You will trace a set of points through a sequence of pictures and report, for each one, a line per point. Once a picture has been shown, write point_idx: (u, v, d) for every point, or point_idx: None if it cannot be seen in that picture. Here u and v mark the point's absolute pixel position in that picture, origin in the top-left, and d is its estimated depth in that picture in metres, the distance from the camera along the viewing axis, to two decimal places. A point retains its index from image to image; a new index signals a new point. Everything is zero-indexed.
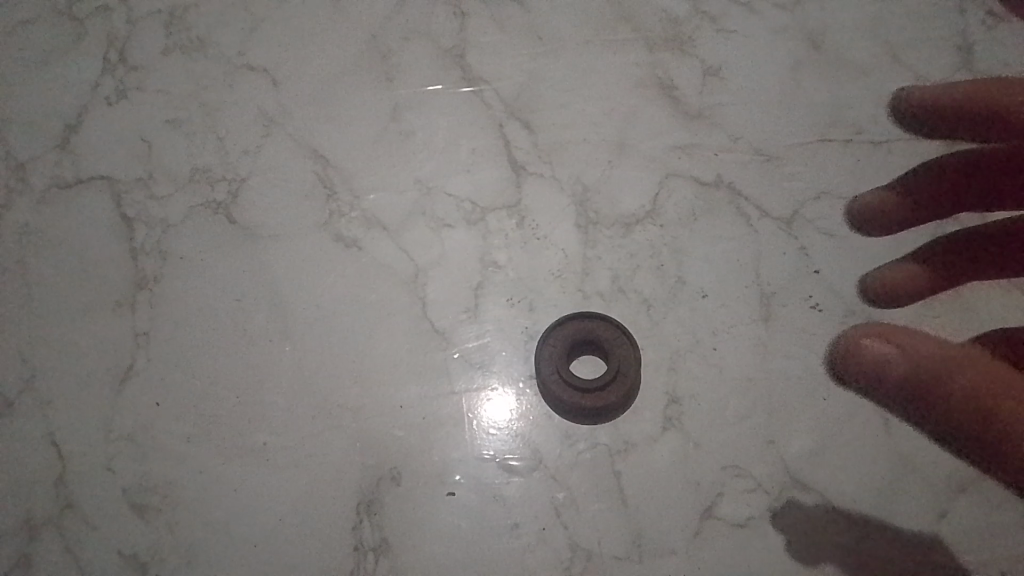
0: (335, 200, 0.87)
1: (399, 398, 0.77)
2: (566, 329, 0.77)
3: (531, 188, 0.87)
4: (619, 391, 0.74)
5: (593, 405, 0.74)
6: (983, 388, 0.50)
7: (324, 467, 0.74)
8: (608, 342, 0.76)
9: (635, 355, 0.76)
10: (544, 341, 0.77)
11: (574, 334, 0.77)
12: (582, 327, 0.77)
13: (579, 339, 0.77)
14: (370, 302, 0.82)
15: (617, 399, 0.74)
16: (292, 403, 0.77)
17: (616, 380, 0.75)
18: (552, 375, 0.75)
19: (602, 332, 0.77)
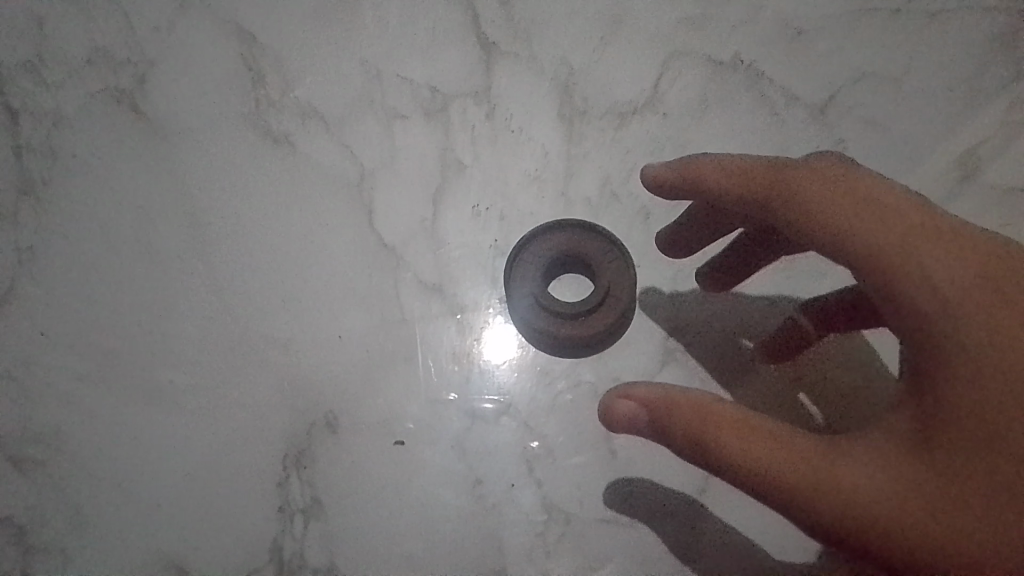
0: (264, 87, 0.71)
1: (338, 328, 0.63)
2: (545, 242, 0.63)
3: (506, 71, 0.70)
4: (605, 319, 0.60)
5: (572, 336, 0.60)
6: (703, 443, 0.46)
7: (245, 411, 0.61)
8: (597, 259, 0.62)
9: (628, 276, 0.61)
10: (517, 257, 0.62)
11: (555, 248, 0.62)
12: (566, 239, 0.62)
13: (561, 255, 0.62)
14: (305, 212, 0.67)
15: (604, 329, 0.60)
16: (208, 334, 0.63)
17: (603, 306, 0.60)
18: (525, 299, 0.61)
19: (589, 246, 0.62)
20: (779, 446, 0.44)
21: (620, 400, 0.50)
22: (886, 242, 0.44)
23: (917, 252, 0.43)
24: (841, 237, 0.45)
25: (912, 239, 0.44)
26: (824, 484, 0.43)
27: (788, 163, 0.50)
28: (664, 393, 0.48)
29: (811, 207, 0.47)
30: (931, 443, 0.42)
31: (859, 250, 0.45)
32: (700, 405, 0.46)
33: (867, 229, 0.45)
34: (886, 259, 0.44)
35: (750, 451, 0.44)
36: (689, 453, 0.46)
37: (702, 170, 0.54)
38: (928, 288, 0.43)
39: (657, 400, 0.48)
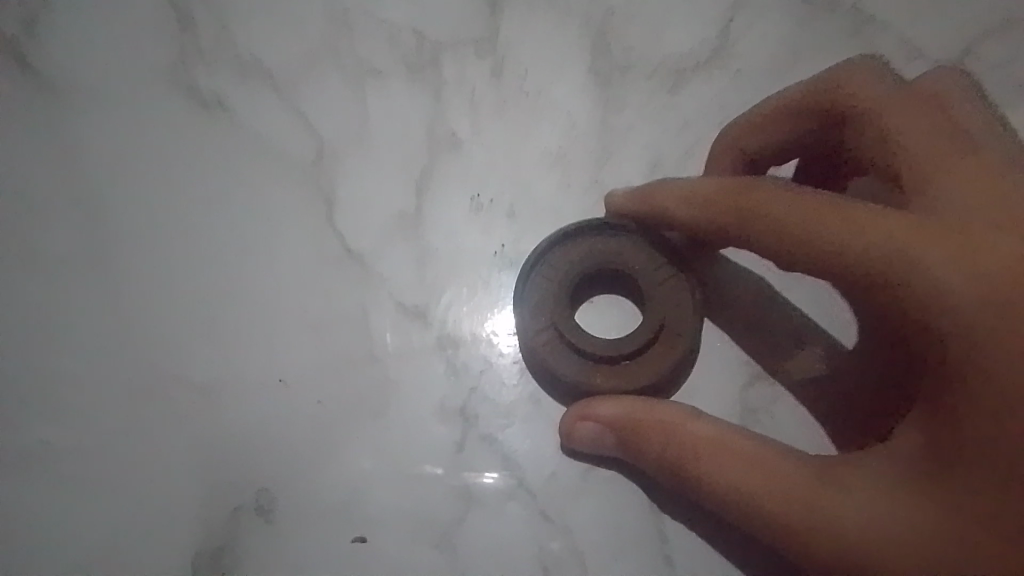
0: (189, 27, 0.52)
1: (281, 368, 0.45)
2: (574, 249, 0.45)
3: (520, 12, 0.51)
4: (658, 364, 0.43)
5: (609, 386, 0.42)
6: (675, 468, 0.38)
7: (148, 488, 0.43)
8: (648, 274, 0.44)
9: (691, 303, 0.43)
10: (533, 268, 0.45)
11: (589, 257, 0.45)
12: (604, 245, 0.45)
13: (596, 267, 0.45)
14: (240, 204, 0.49)
15: (654, 381, 0.42)
16: (98, 375, 0.45)
17: (654, 344, 0.43)
18: (544, 329, 0.43)
19: (637, 257, 0.44)
20: (768, 480, 0.36)
21: (576, 423, 0.41)
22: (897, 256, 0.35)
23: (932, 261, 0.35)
24: (848, 259, 0.36)
25: (928, 246, 0.35)
26: (825, 527, 0.35)
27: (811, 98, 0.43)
28: (625, 411, 0.40)
29: (802, 226, 0.37)
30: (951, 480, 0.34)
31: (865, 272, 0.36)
32: (673, 425, 0.38)
33: (872, 245, 0.36)
34: (895, 278, 0.35)
35: (729, 485, 0.37)
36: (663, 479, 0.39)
37: (660, 195, 0.42)
38: (946, 310, 0.34)
39: (623, 421, 0.40)
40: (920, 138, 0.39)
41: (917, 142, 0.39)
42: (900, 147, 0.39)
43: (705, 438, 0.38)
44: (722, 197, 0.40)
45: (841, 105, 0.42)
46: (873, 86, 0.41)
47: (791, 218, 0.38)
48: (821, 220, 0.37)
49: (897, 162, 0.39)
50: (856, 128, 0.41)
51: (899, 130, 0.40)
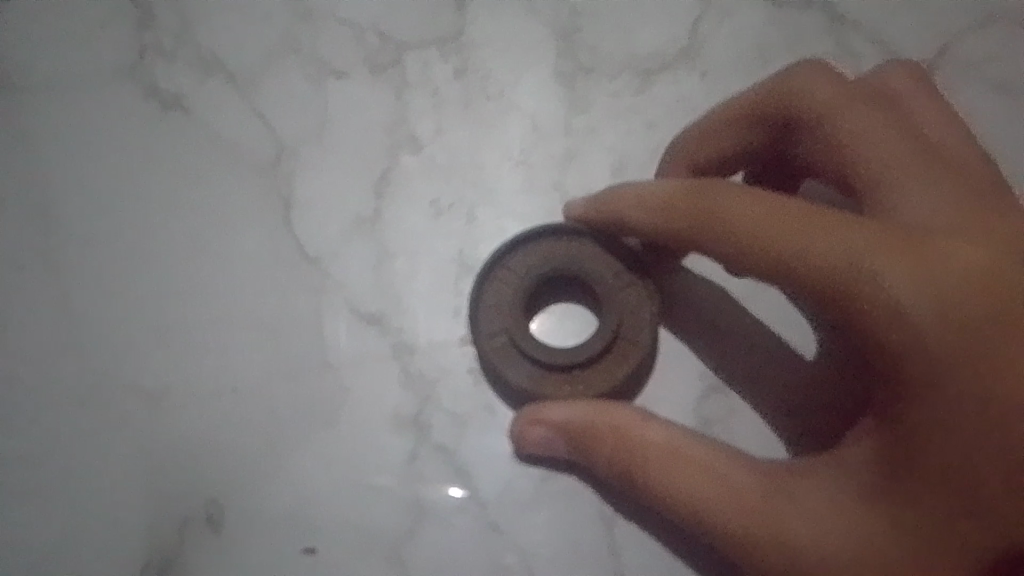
0: (147, 23, 0.51)
1: (234, 374, 0.44)
2: (535, 251, 0.43)
3: (485, 8, 0.50)
4: (616, 374, 0.42)
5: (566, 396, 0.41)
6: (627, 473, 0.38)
7: (99, 493, 0.43)
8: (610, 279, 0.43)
9: (651, 310, 0.42)
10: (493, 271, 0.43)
11: (550, 261, 0.43)
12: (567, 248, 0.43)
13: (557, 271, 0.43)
14: (196, 205, 0.48)
15: (607, 390, 0.42)
16: (48, 380, 0.44)
17: (612, 353, 0.42)
18: (501, 335, 0.42)
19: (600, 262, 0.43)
20: (721, 487, 0.36)
21: (529, 427, 0.40)
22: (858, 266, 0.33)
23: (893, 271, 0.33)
24: (806, 270, 0.34)
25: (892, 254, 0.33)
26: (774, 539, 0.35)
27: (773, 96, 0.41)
28: (577, 413, 0.39)
29: (758, 232, 0.36)
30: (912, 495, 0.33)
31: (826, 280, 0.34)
32: (625, 429, 0.38)
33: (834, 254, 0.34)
34: (853, 288, 0.33)
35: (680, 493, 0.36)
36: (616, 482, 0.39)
37: (617, 199, 0.41)
38: (906, 328, 0.33)
39: (575, 425, 0.39)
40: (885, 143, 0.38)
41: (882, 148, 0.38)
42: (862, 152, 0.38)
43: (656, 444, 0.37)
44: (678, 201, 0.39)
45: (798, 106, 0.40)
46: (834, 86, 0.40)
47: (747, 223, 0.36)
48: (778, 225, 0.35)
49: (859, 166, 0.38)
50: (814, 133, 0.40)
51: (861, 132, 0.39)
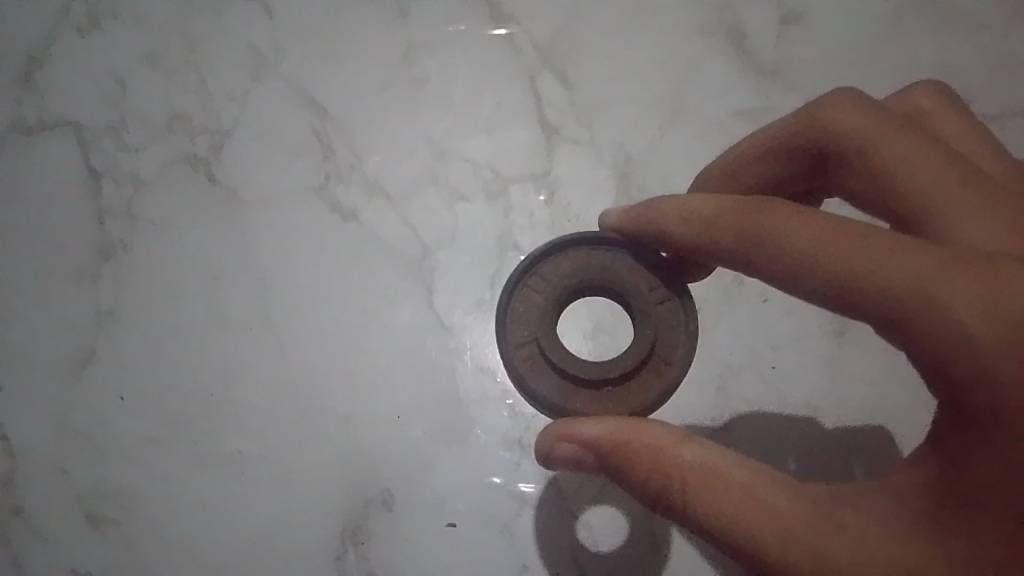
0: (332, 158, 0.74)
1: (395, 406, 0.66)
2: (575, 259, 0.60)
3: (565, 156, 0.73)
4: (647, 389, 0.56)
5: (584, 397, 0.56)
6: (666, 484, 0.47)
7: (307, 482, 0.64)
8: (621, 284, 0.58)
9: (676, 329, 0.58)
10: (516, 283, 0.59)
11: (588, 269, 0.59)
12: (581, 259, 0.60)
13: (575, 278, 0.59)
14: (366, 288, 0.70)
15: (641, 401, 0.56)
16: (270, 405, 0.66)
17: (646, 370, 0.57)
18: (527, 344, 0.58)
19: (615, 268, 0.59)
20: (752, 509, 0.45)
21: (560, 442, 0.51)
22: (917, 274, 0.41)
23: (949, 276, 0.40)
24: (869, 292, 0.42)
25: (944, 262, 0.41)
26: (806, 554, 0.43)
27: (833, 120, 0.51)
28: (606, 431, 0.49)
29: (813, 253, 0.44)
30: (949, 523, 0.41)
31: (880, 287, 0.42)
32: (656, 448, 0.47)
33: (885, 267, 0.42)
34: (922, 300, 0.40)
35: (714, 506, 0.45)
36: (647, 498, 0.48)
37: (665, 216, 0.53)
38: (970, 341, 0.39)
39: (605, 443, 0.49)
40: (915, 155, 0.47)
41: (912, 160, 0.47)
42: (898, 166, 0.48)
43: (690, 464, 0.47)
44: (724, 218, 0.49)
45: (842, 129, 0.51)
46: (866, 113, 0.50)
47: (801, 246, 0.45)
48: (836, 246, 0.44)
49: (906, 181, 0.47)
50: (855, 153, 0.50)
51: (897, 148, 0.48)
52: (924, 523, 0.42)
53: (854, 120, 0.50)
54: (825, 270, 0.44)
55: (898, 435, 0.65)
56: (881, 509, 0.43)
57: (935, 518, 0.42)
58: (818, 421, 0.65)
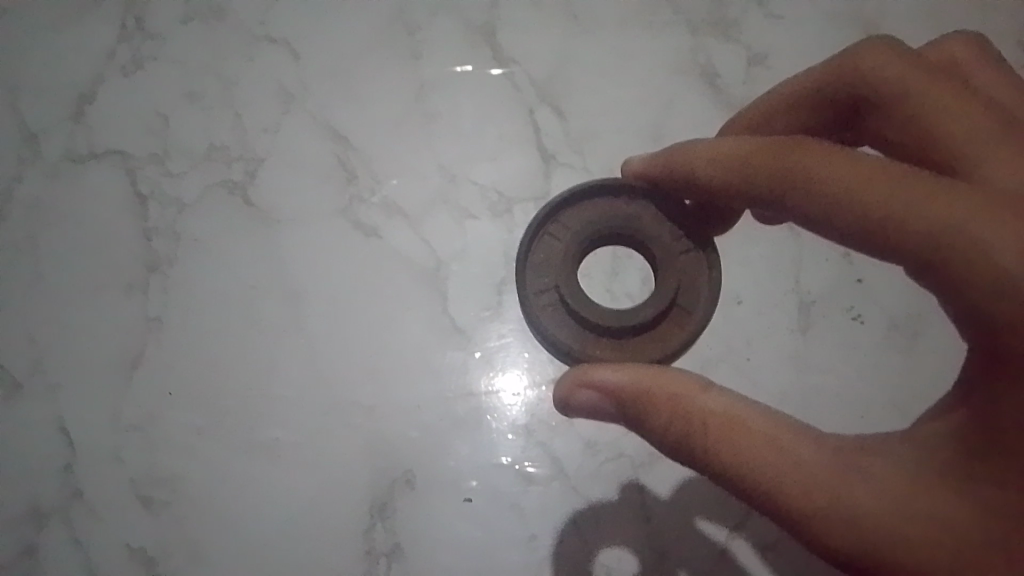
0: (355, 182, 0.84)
1: (416, 397, 0.75)
2: (598, 208, 0.69)
3: (562, 179, 0.83)
4: (669, 339, 0.66)
5: (604, 344, 0.66)
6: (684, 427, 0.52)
7: (339, 467, 0.72)
8: (639, 230, 0.68)
9: (697, 281, 0.67)
10: (538, 232, 0.69)
11: (610, 218, 0.68)
12: (602, 208, 0.69)
13: (597, 230, 0.69)
14: (386, 294, 0.79)
15: (659, 351, 0.65)
16: (304, 398, 0.74)
17: (668, 321, 0.66)
18: (547, 291, 0.68)
19: (638, 216, 0.68)
20: (770, 450, 0.51)
21: (578, 389, 0.58)
22: (949, 214, 0.45)
23: (977, 219, 0.45)
24: (907, 233, 0.46)
25: (974, 204, 0.45)
26: (834, 485, 0.49)
27: (868, 64, 0.55)
28: (627, 378, 0.55)
29: (854, 194, 0.48)
30: (969, 466, 0.48)
31: (927, 233, 0.45)
32: (675, 395, 0.53)
33: (931, 212, 0.46)
34: (955, 239, 0.45)
35: (735, 449, 0.51)
36: (664, 443, 0.53)
37: (691, 158, 0.59)
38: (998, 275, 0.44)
39: (621, 389, 0.55)
40: (955, 108, 0.51)
41: (949, 109, 0.51)
42: (930, 113, 0.52)
43: (705, 409, 0.52)
44: (763, 156, 0.53)
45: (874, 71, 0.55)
46: (898, 58, 0.54)
47: (839, 190, 0.48)
48: (873, 189, 0.47)
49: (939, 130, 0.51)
50: (895, 102, 0.54)
51: (936, 97, 0.52)
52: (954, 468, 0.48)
53: (883, 62, 0.54)
54: (867, 213, 0.47)
55: (858, 418, 0.74)
56: (903, 446, 0.51)
57: (955, 454, 0.48)
58: (789, 407, 0.74)
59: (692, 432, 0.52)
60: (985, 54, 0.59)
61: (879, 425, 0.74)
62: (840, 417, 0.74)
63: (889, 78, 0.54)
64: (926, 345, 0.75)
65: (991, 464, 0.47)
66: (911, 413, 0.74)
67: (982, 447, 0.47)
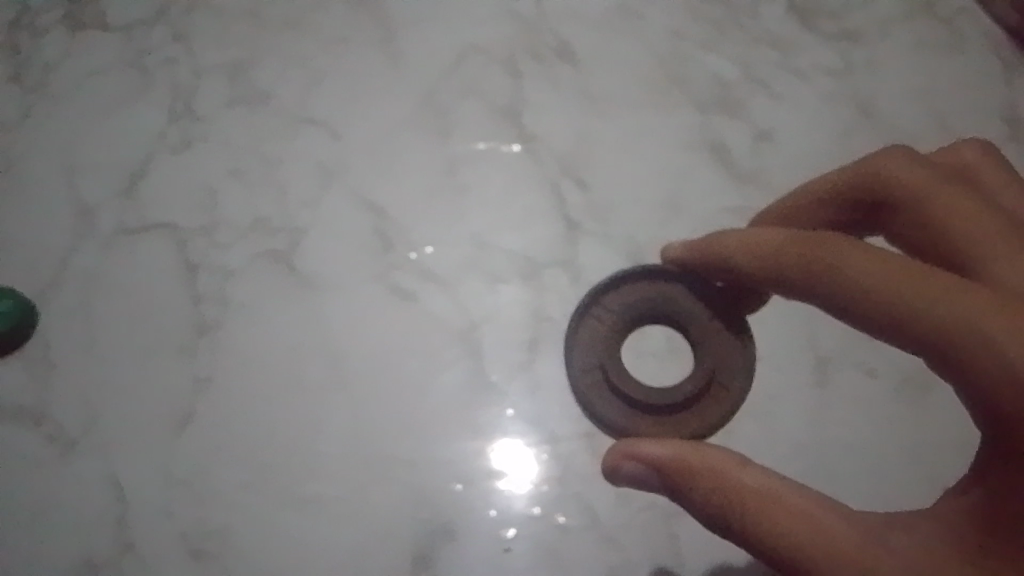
0: (392, 251, 0.89)
1: (451, 452, 0.80)
2: (637, 290, 0.74)
3: (586, 246, 0.89)
4: (710, 414, 0.70)
5: (648, 420, 0.71)
6: (727, 500, 0.56)
7: (384, 519, 0.78)
8: (679, 311, 0.72)
9: (735, 361, 0.71)
10: (582, 313, 0.75)
11: (648, 300, 0.73)
12: (642, 289, 0.74)
13: (636, 311, 0.74)
14: (423, 355, 0.84)
15: (701, 426, 0.70)
16: (350, 454, 0.80)
17: (707, 398, 0.71)
18: (591, 370, 0.73)
19: (675, 298, 0.72)
20: (808, 524, 0.53)
21: (623, 460, 0.62)
22: (971, 318, 0.49)
23: (998, 326, 0.49)
24: (929, 330, 0.50)
25: (999, 311, 0.49)
26: (872, 566, 0.52)
27: (890, 171, 0.59)
28: (670, 451, 0.59)
29: (882, 291, 0.52)
30: (993, 545, 0.51)
31: (948, 334, 0.50)
32: (718, 470, 0.56)
33: (954, 314, 0.50)
34: (974, 341, 0.49)
35: (774, 521, 0.54)
36: (706, 514, 0.57)
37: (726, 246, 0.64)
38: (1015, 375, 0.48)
39: (664, 461, 0.59)
40: (975, 217, 0.55)
41: (967, 216, 0.55)
42: (949, 219, 0.56)
43: (747, 485, 0.55)
44: (795, 247, 0.57)
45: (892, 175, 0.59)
46: (917, 166, 0.58)
47: (867, 284, 0.53)
48: (898, 288, 0.52)
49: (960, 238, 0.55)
50: (914, 207, 0.58)
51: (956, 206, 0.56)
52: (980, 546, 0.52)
53: (901, 168, 0.59)
54: (892, 311, 0.52)
55: (875, 467, 0.78)
56: (930, 526, 0.54)
57: (974, 533, 0.52)
58: (811, 459, 0.78)
59: (733, 505, 0.55)
60: (998, 159, 0.63)
61: (896, 475, 0.78)
62: (858, 468, 0.78)
63: (909, 184, 0.58)
64: (937, 396, 0.80)
65: (1009, 544, 0.51)
66: (924, 462, 0.78)
67: (1001, 535, 0.51)
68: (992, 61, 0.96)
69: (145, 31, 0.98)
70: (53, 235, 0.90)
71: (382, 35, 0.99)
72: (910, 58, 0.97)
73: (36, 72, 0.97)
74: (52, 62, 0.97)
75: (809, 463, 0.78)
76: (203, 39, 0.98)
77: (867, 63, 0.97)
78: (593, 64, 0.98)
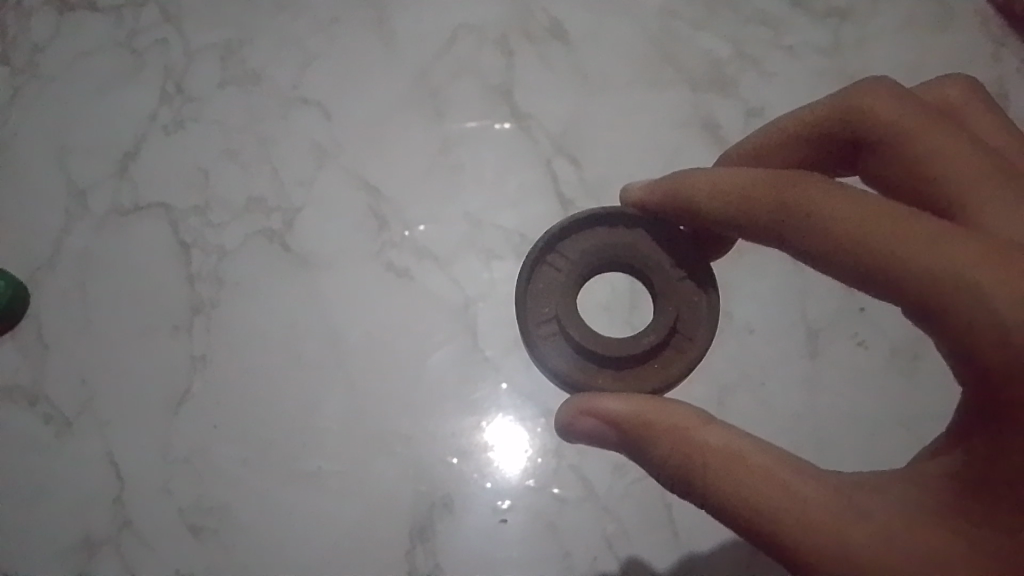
0: (387, 229, 0.89)
1: (448, 427, 0.80)
2: (595, 237, 0.76)
3: None
4: (670, 365, 0.74)
5: (606, 374, 0.73)
6: (692, 455, 0.57)
7: (383, 493, 0.78)
8: (639, 259, 0.75)
9: (697, 310, 0.75)
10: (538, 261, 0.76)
11: (607, 249, 0.76)
12: (600, 237, 0.76)
13: (593, 260, 0.76)
14: (418, 331, 0.84)
15: (662, 379, 0.73)
16: (348, 431, 0.80)
17: (671, 349, 0.74)
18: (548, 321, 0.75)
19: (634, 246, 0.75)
20: (769, 482, 0.55)
21: (580, 416, 0.63)
22: (946, 262, 0.50)
23: (974, 268, 0.49)
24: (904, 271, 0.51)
25: (972, 254, 0.50)
26: (837, 522, 0.53)
27: (872, 108, 0.61)
28: (632, 408, 0.60)
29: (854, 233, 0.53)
30: (964, 500, 0.53)
31: (924, 276, 0.50)
32: (683, 426, 0.58)
33: (927, 257, 0.50)
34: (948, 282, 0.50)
35: (735, 477, 0.55)
36: (669, 470, 0.58)
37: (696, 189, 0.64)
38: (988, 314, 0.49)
39: (626, 419, 0.60)
40: (951, 153, 0.57)
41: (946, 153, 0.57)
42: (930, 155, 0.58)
43: (710, 441, 0.57)
44: (765, 190, 0.58)
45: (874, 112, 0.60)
46: (898, 104, 0.60)
47: (840, 227, 0.54)
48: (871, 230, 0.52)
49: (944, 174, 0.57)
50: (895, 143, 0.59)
51: (930, 143, 0.58)
52: (952, 502, 0.53)
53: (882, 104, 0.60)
54: (866, 253, 0.52)
55: (866, 437, 0.79)
56: (903, 487, 0.55)
57: (948, 492, 0.53)
58: (803, 430, 0.79)
59: (697, 461, 0.56)
60: (977, 97, 0.66)
61: (887, 443, 0.79)
62: (850, 437, 0.79)
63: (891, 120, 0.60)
64: (927, 366, 0.81)
65: (979, 497, 0.52)
66: (915, 431, 0.79)
67: (975, 489, 0.52)
68: (981, 38, 0.97)
69: (134, 12, 0.98)
70: (45, 217, 0.90)
71: (374, 14, 0.99)
72: (899, 35, 0.98)
73: (25, 54, 0.96)
74: (41, 44, 0.96)
75: (802, 434, 0.79)
76: (194, 20, 0.98)
77: (857, 40, 0.97)
78: (585, 43, 0.98)
